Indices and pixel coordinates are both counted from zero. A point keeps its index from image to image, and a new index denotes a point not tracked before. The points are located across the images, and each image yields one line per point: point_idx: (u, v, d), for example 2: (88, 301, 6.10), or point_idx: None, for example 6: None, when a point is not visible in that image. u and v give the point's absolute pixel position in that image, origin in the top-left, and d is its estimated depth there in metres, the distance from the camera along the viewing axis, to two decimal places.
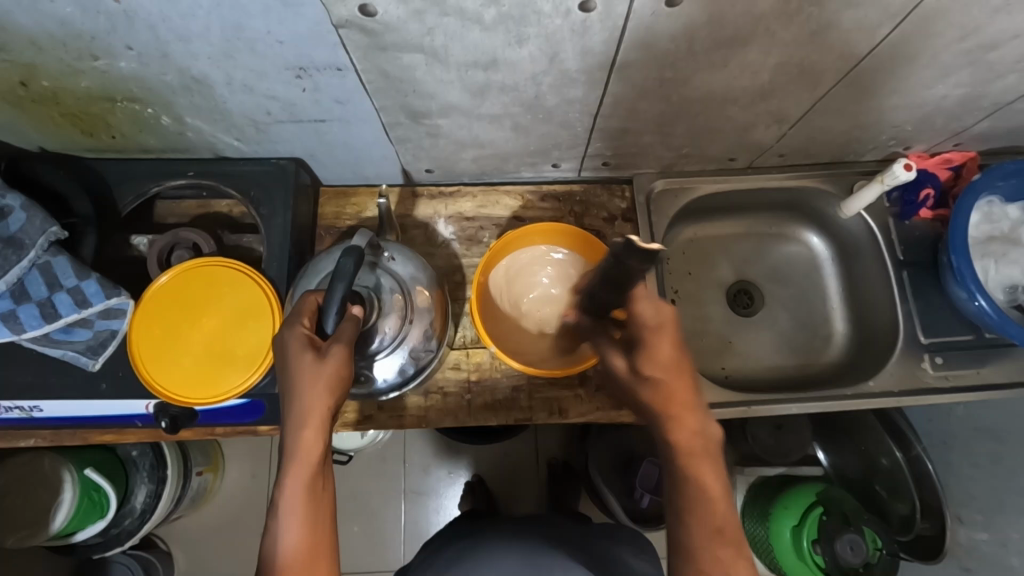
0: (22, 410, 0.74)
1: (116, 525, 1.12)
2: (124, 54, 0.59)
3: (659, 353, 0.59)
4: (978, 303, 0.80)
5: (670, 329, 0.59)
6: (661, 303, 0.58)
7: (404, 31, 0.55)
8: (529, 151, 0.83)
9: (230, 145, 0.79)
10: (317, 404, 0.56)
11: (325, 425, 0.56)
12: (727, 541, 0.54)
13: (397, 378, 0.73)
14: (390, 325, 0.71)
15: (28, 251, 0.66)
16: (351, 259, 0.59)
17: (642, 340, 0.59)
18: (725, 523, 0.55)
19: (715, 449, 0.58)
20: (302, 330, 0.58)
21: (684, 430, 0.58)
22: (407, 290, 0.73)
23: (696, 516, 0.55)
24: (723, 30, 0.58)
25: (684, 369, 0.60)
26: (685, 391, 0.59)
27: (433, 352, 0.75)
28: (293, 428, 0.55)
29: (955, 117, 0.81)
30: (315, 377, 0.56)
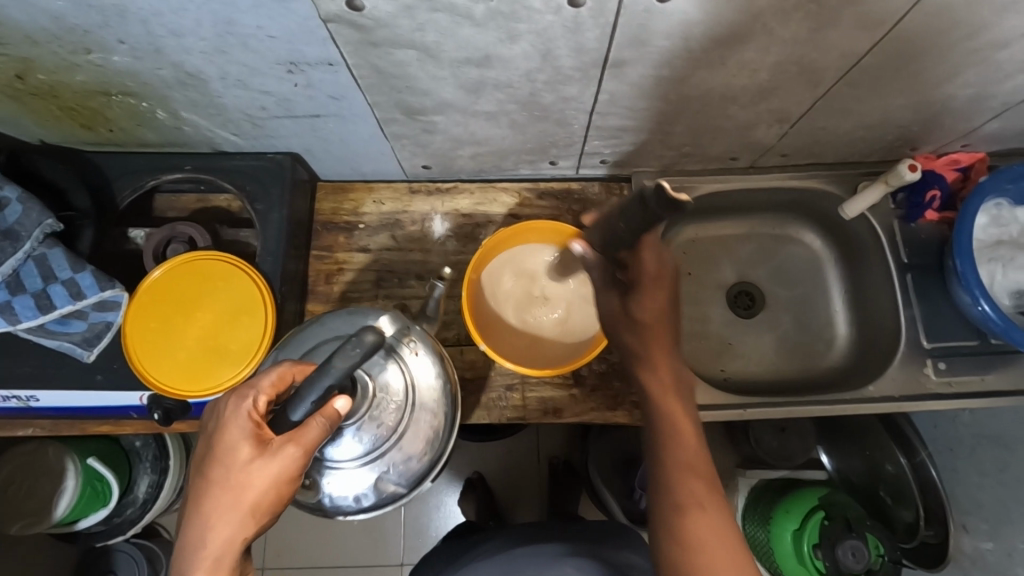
0: (20, 399, 0.75)
1: (119, 514, 1.13)
2: (117, 48, 0.59)
3: (652, 300, 0.61)
4: (982, 309, 0.78)
5: (667, 280, 0.61)
6: (664, 253, 0.60)
7: (395, 27, 0.55)
8: (527, 148, 0.83)
9: (228, 140, 0.80)
10: (232, 526, 0.49)
11: (236, 550, 0.49)
12: (700, 476, 0.56)
13: (348, 501, 0.62)
14: (373, 436, 0.61)
15: (24, 243, 0.66)
16: (359, 346, 0.49)
17: (637, 287, 0.61)
18: (698, 461, 0.57)
19: (687, 392, 0.61)
20: (243, 428, 0.50)
21: (665, 373, 0.61)
22: (411, 406, 0.63)
23: (671, 453, 0.57)
24: (720, 28, 0.57)
25: (671, 327, 0.62)
26: (663, 335, 0.61)
27: (402, 491, 0.63)
28: (195, 552, 0.48)
29: (962, 118, 0.79)
30: (238, 495, 0.49)
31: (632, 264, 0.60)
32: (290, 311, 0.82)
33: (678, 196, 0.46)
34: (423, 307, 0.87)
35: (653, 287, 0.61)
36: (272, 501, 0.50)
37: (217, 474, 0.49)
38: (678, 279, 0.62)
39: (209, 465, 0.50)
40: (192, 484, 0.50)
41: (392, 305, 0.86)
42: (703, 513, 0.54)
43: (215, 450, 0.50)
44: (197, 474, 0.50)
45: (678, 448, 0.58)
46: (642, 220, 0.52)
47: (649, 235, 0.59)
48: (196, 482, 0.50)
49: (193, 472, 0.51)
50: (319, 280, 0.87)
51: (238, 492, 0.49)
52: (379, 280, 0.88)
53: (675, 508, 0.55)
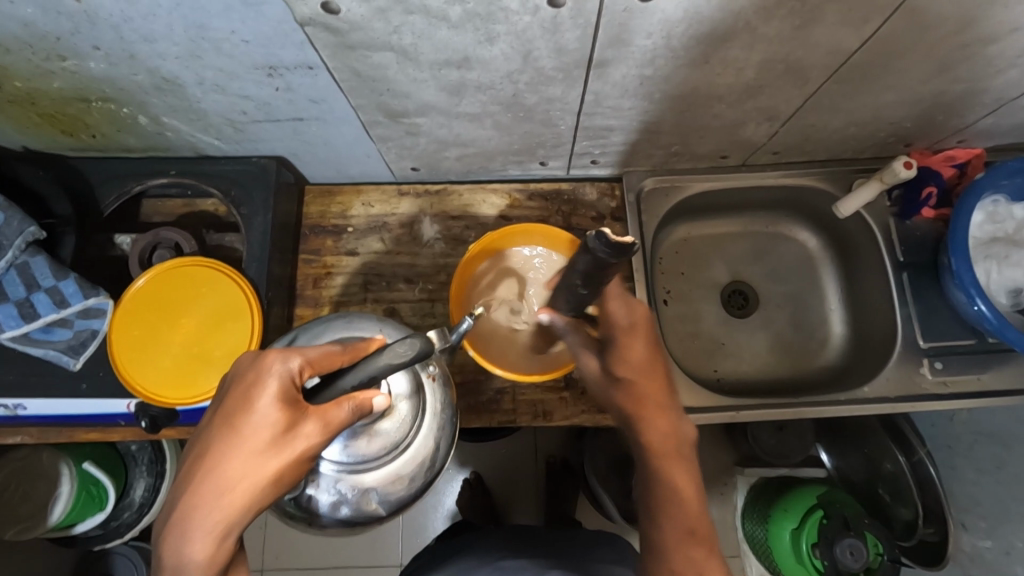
0: (7, 408, 0.75)
1: (116, 519, 1.13)
2: (91, 55, 0.58)
3: (632, 353, 0.61)
4: (977, 307, 0.77)
5: (642, 329, 0.61)
6: (633, 302, 0.61)
7: (369, 30, 0.54)
8: (514, 149, 0.82)
9: (211, 144, 0.79)
10: (243, 501, 0.44)
11: (240, 523, 0.44)
12: (699, 542, 0.56)
13: (324, 508, 0.61)
14: (370, 447, 0.61)
15: (5, 251, 0.67)
16: (410, 346, 0.49)
17: (614, 340, 0.61)
18: (698, 524, 0.56)
19: (687, 449, 0.60)
20: (281, 397, 0.46)
21: (655, 430, 0.60)
22: (416, 427, 0.63)
23: (667, 516, 0.57)
24: (702, 26, 0.56)
25: (659, 367, 0.61)
26: (657, 392, 0.61)
27: (380, 512, 0.63)
28: (199, 519, 0.43)
29: (956, 114, 0.78)
30: (256, 468, 0.44)
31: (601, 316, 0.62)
32: (277, 315, 0.82)
33: (623, 241, 0.45)
34: (412, 310, 0.86)
35: (627, 337, 0.61)
36: (289, 480, 0.46)
37: (241, 438, 0.44)
38: (653, 325, 0.62)
39: (233, 420, 0.45)
40: (204, 440, 0.45)
41: (381, 308, 0.86)
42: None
43: (243, 411, 0.45)
44: (216, 426, 0.45)
45: (676, 509, 0.57)
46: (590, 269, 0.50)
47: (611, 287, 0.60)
48: (212, 440, 0.45)
49: (209, 426, 0.46)
50: (307, 284, 0.87)
51: (258, 454, 0.44)
52: (367, 283, 0.87)
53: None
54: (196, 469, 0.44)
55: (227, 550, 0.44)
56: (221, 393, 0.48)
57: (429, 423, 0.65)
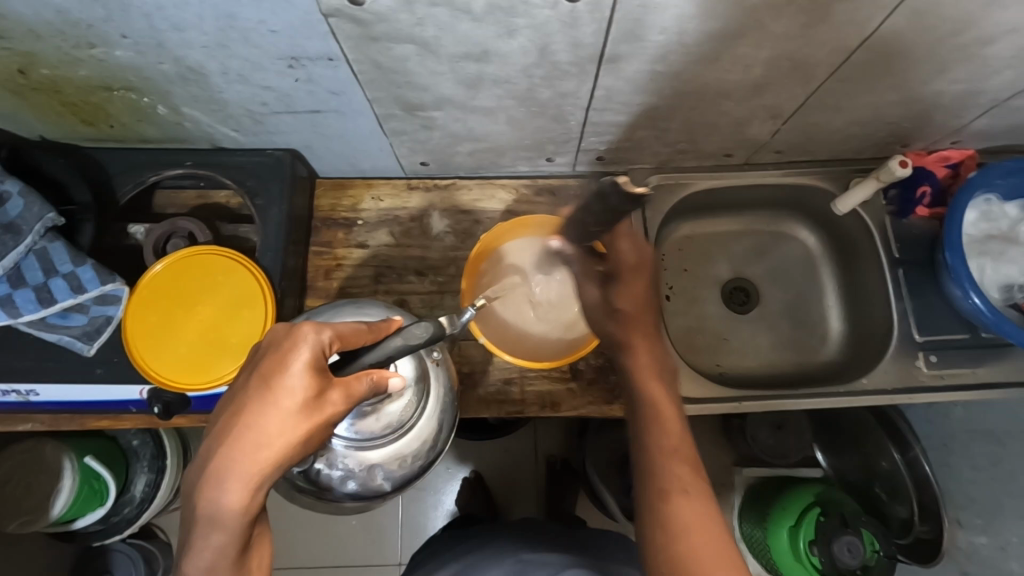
0: (20, 394, 0.75)
1: (116, 514, 1.14)
2: (120, 43, 0.60)
3: (631, 287, 0.66)
4: (972, 301, 0.79)
5: (645, 265, 0.65)
6: (639, 241, 0.65)
7: (394, 21, 0.56)
8: (525, 144, 0.84)
9: (228, 136, 0.80)
10: (277, 459, 0.45)
11: (271, 479, 0.46)
12: (684, 460, 0.56)
13: (333, 482, 0.64)
14: (376, 428, 0.63)
15: (25, 237, 0.68)
16: (426, 329, 0.54)
17: (618, 275, 0.66)
18: (681, 445, 0.58)
19: (670, 375, 0.64)
20: (310, 363, 0.47)
21: (644, 351, 0.64)
22: (420, 409, 0.65)
23: (653, 433, 0.58)
24: (712, 24, 0.59)
25: (651, 311, 0.66)
26: (647, 322, 0.65)
27: (385, 489, 0.65)
28: (235, 472, 0.44)
29: (952, 115, 0.80)
30: (290, 428, 0.45)
31: (610, 251, 0.66)
32: (290, 306, 0.83)
33: (632, 190, 0.51)
34: (422, 302, 0.87)
35: (630, 273, 0.65)
36: (318, 439, 0.48)
37: (275, 399, 0.45)
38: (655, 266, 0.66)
39: (269, 381, 0.46)
40: (238, 400, 0.46)
41: (391, 299, 0.87)
42: (686, 496, 0.54)
43: (277, 374, 0.46)
44: (251, 386, 0.46)
45: (662, 429, 0.59)
46: (601, 213, 0.56)
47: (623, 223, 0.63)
48: (246, 399, 0.46)
49: (242, 387, 0.47)
50: (318, 276, 0.88)
51: (291, 415, 0.45)
52: (377, 275, 0.88)
53: (660, 493, 0.54)
54: (230, 426, 0.45)
55: (258, 503, 0.45)
56: (252, 359, 0.49)
57: (434, 406, 0.67)
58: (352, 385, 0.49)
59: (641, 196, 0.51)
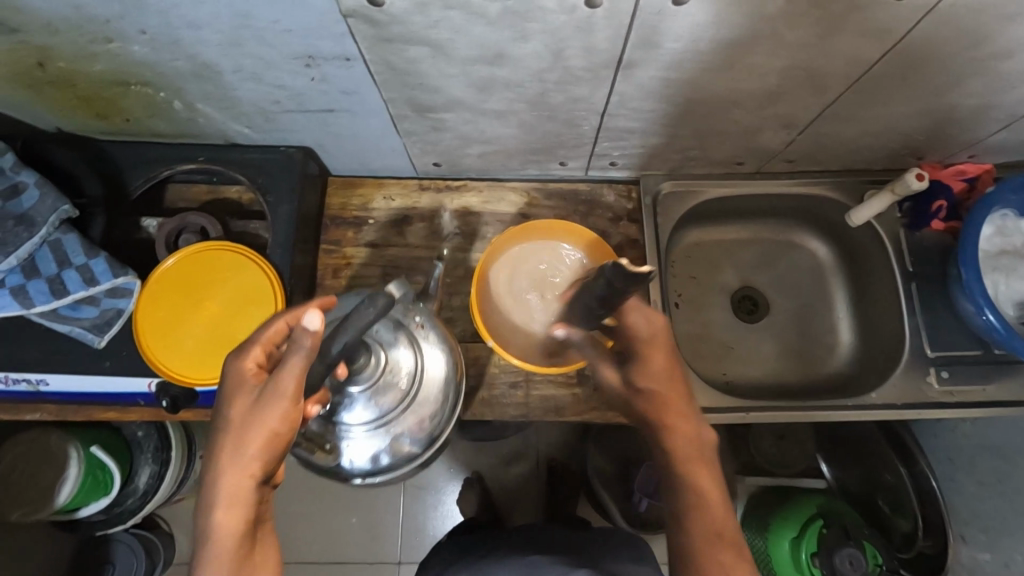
0: (29, 384, 0.76)
1: (119, 504, 1.13)
2: (137, 38, 0.60)
3: (654, 363, 0.61)
4: (986, 317, 0.79)
5: (660, 341, 0.61)
6: (652, 313, 0.61)
7: (410, 23, 0.56)
8: (536, 148, 0.84)
9: (241, 133, 0.81)
10: (243, 474, 0.49)
11: (248, 495, 0.49)
12: (729, 547, 0.53)
13: (366, 462, 0.67)
14: (384, 401, 0.66)
15: (39, 228, 0.68)
16: (372, 308, 0.53)
17: (633, 353, 0.62)
18: (725, 526, 0.54)
19: (710, 453, 0.59)
20: (243, 379, 0.52)
21: (679, 434, 0.59)
22: (421, 373, 0.69)
23: (698, 519, 0.55)
24: (729, 32, 0.58)
25: (680, 384, 0.61)
26: (678, 399, 0.60)
27: (417, 450, 0.68)
28: (209, 505, 0.48)
29: (968, 128, 0.80)
30: (241, 442, 0.49)
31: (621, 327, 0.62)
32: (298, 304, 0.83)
33: (639, 270, 0.51)
34: None
35: (647, 349, 0.61)
36: (273, 446, 0.50)
37: (224, 422, 0.50)
38: (671, 337, 0.62)
39: (218, 410, 0.51)
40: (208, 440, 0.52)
41: None
42: None
43: (222, 403, 0.51)
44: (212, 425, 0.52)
45: (704, 515, 0.55)
46: (605, 295, 0.56)
47: (630, 301, 0.60)
48: (209, 435, 0.51)
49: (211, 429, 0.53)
50: (327, 274, 0.88)
51: (241, 431, 0.50)
52: (385, 275, 0.88)
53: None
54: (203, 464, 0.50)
55: (244, 522, 0.49)
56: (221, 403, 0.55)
57: (432, 366, 0.71)
58: (281, 379, 0.50)
59: (645, 276, 0.51)
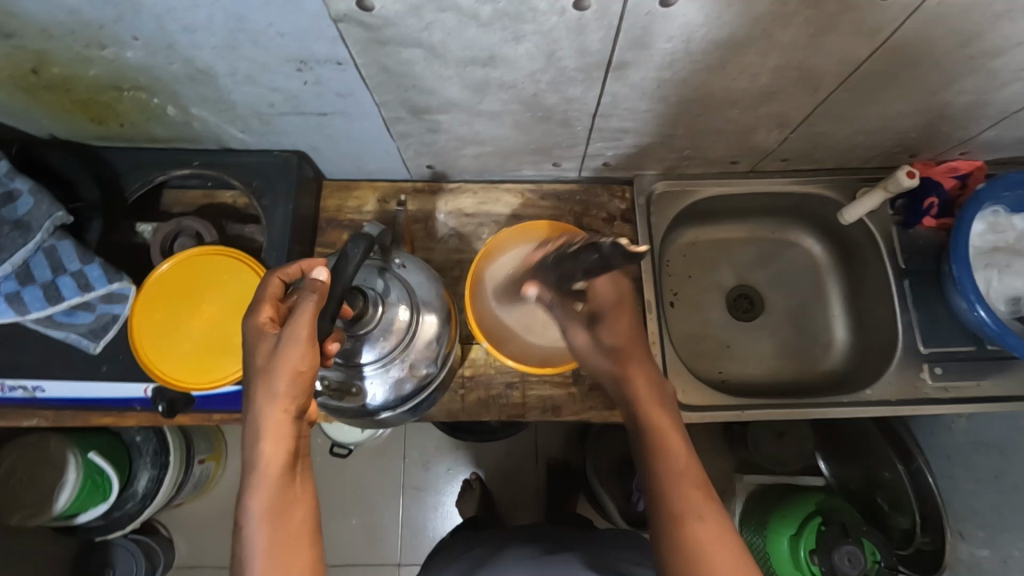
0: (25, 391, 0.76)
1: (119, 509, 1.12)
2: (131, 43, 0.60)
3: (620, 324, 0.66)
4: (978, 313, 0.79)
5: (627, 303, 0.67)
6: (620, 281, 0.67)
7: (402, 26, 0.56)
8: (530, 149, 0.84)
9: (236, 137, 0.81)
10: (275, 410, 0.52)
11: (284, 429, 0.52)
12: (693, 481, 0.56)
13: (391, 391, 0.71)
14: (390, 340, 0.68)
15: (34, 234, 0.68)
16: (359, 246, 0.58)
17: (603, 315, 0.67)
18: (690, 469, 0.57)
19: (671, 403, 0.63)
20: (262, 330, 0.54)
21: (641, 383, 0.64)
22: (416, 303, 0.71)
23: (663, 463, 0.58)
24: (720, 32, 0.59)
25: (640, 342, 0.67)
26: (640, 355, 0.65)
27: (434, 371, 0.73)
28: (253, 441, 0.52)
29: (960, 126, 0.80)
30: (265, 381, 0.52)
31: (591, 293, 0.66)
32: None
33: (634, 249, 0.49)
34: None
35: (615, 312, 0.67)
36: (298, 383, 0.52)
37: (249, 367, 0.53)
38: (635, 300, 0.68)
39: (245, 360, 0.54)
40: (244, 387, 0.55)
41: None
42: (704, 522, 0.54)
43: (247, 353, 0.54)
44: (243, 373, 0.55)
45: (670, 458, 0.58)
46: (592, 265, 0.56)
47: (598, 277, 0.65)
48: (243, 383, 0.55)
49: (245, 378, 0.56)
50: None
51: (265, 372, 0.52)
52: None
53: (675, 519, 0.54)
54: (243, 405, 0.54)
55: (286, 451, 0.52)
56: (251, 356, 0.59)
57: (421, 298, 0.73)
58: (297, 318, 0.53)
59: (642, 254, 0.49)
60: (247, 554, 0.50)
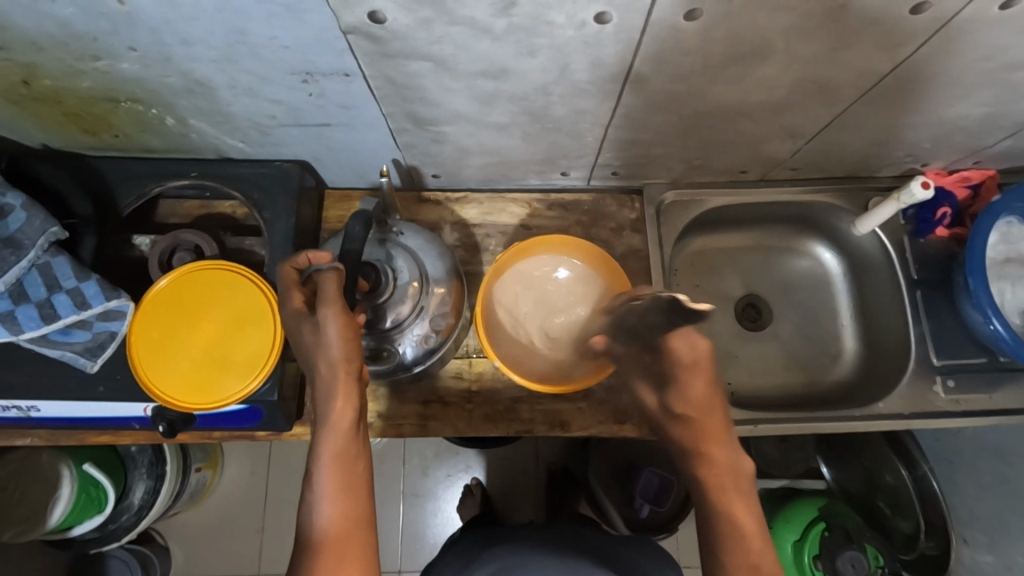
0: (19, 410, 0.74)
1: (113, 521, 1.11)
2: (126, 56, 0.58)
3: (691, 391, 0.57)
4: (994, 326, 0.78)
5: (703, 367, 0.56)
6: (697, 339, 0.55)
7: (412, 39, 0.54)
8: (538, 159, 0.82)
9: (234, 147, 0.78)
10: (338, 377, 0.54)
11: (347, 392, 0.55)
12: (762, 574, 0.53)
13: (419, 347, 0.75)
14: (405, 304, 0.74)
15: (27, 251, 0.66)
16: (358, 221, 0.64)
17: (672, 378, 0.57)
18: (759, 556, 0.54)
19: (747, 482, 0.57)
20: (298, 313, 0.57)
21: (717, 464, 0.57)
22: (422, 265, 0.77)
23: (731, 551, 0.54)
24: (740, 45, 0.57)
25: (717, 410, 0.58)
26: (720, 430, 0.58)
27: (450, 323, 0.77)
28: (324, 402, 0.55)
29: (974, 136, 0.79)
30: (322, 351, 0.54)
31: (663, 350, 0.56)
32: None
33: None
34: None
35: (689, 372, 0.56)
36: (350, 351, 0.55)
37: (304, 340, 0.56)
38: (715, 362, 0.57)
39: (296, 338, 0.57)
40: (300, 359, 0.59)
41: None
42: None
43: (294, 331, 0.57)
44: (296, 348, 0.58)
45: (736, 539, 0.54)
46: None
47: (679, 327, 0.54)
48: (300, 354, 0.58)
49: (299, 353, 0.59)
50: None
51: (319, 342, 0.55)
52: None
53: None
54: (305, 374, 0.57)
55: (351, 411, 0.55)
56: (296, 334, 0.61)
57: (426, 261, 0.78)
58: (328, 290, 0.55)
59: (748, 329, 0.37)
60: (314, 499, 0.54)
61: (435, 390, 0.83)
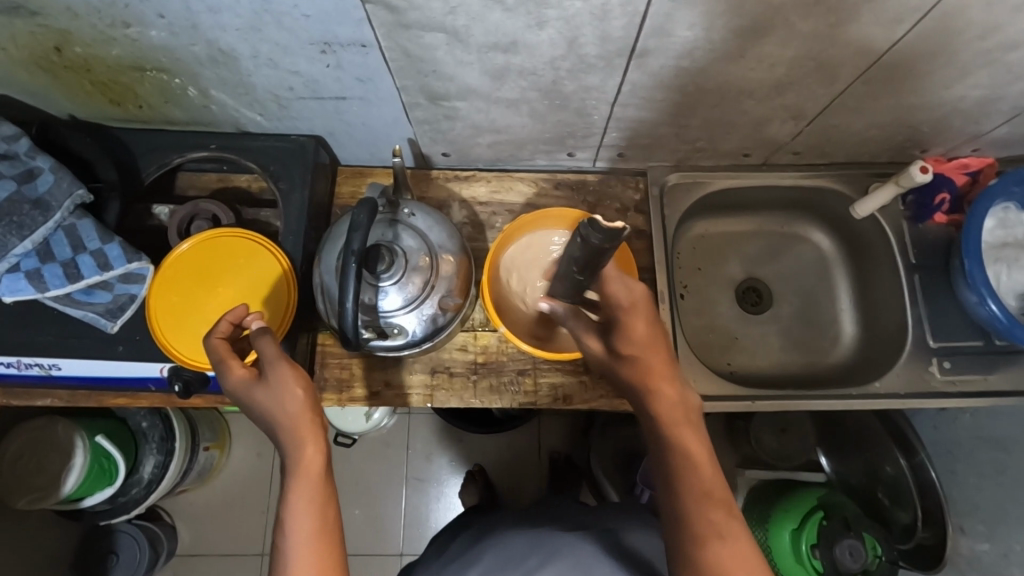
0: (41, 368, 0.76)
1: (124, 494, 1.13)
2: (156, 23, 0.61)
3: (634, 330, 0.58)
4: (989, 308, 0.80)
5: (642, 304, 0.58)
6: (633, 283, 0.58)
7: (427, 10, 0.56)
8: (545, 138, 0.84)
9: (253, 120, 0.81)
10: (298, 423, 0.57)
11: (308, 436, 0.56)
12: (719, 504, 0.52)
13: (427, 325, 0.77)
14: (415, 285, 0.74)
15: (54, 213, 0.69)
16: (364, 210, 0.63)
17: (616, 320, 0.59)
18: (713, 486, 0.53)
19: (697, 416, 0.57)
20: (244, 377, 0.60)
21: (665, 400, 0.57)
22: (431, 243, 0.77)
23: (685, 481, 0.53)
24: (742, 19, 0.59)
25: (664, 341, 0.58)
26: (664, 365, 0.57)
27: (460, 301, 0.79)
28: (289, 447, 0.56)
29: (974, 119, 0.81)
30: (282, 402, 0.57)
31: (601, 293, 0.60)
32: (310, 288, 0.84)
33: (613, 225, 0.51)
34: None
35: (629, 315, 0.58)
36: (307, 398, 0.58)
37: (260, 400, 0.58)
38: (652, 305, 0.58)
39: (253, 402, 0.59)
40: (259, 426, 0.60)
41: None
42: (725, 542, 0.51)
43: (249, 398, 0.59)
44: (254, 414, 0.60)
45: (693, 469, 0.53)
46: (585, 257, 0.56)
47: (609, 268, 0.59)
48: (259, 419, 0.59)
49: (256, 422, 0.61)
50: None
51: (279, 395, 0.58)
52: None
53: (699, 539, 0.51)
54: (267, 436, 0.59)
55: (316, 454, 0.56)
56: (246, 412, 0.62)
57: (433, 238, 0.78)
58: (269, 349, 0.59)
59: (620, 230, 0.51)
60: (287, 549, 0.52)
61: (441, 361, 0.85)
